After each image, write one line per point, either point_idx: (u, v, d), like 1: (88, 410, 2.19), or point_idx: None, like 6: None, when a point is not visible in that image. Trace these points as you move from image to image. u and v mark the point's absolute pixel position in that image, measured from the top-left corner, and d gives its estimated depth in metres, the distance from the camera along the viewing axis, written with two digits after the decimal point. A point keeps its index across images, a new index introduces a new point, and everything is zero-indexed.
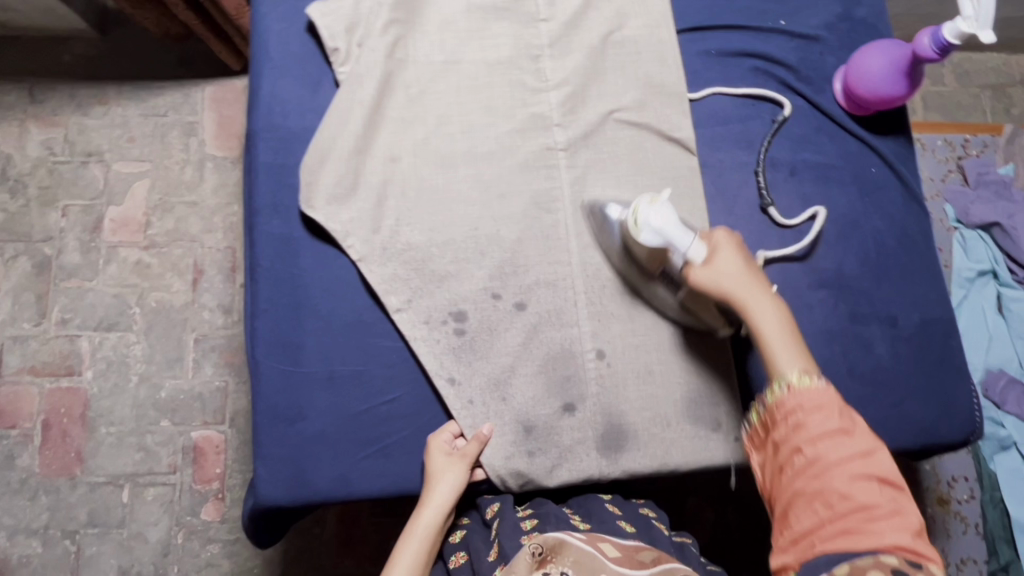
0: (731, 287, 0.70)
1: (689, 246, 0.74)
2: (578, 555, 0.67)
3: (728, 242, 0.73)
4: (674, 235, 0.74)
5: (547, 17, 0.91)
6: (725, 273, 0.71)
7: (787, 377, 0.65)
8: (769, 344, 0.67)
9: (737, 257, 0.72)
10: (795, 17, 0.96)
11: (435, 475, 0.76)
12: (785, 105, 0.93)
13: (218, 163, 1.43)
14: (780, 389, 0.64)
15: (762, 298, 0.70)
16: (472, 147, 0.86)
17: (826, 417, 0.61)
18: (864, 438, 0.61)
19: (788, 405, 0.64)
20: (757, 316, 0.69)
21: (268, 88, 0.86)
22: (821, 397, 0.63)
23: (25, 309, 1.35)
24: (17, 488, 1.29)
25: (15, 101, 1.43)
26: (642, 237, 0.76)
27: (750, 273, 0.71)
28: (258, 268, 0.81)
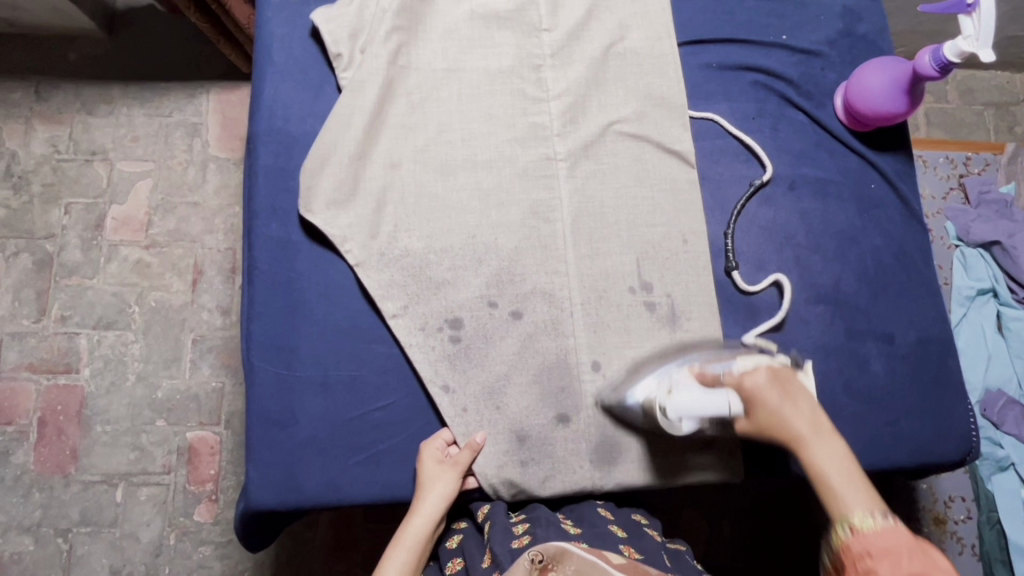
0: (780, 430, 0.66)
1: (727, 407, 0.71)
2: (581, 565, 0.65)
3: (762, 384, 0.69)
4: (708, 409, 0.71)
5: (550, 27, 0.91)
6: (768, 424, 0.67)
7: (848, 518, 0.58)
8: (830, 488, 0.61)
9: (776, 401, 0.67)
10: (797, 32, 0.97)
11: (426, 483, 0.75)
12: (768, 170, 0.90)
13: (221, 165, 1.44)
14: (844, 533, 0.58)
15: (813, 433, 0.65)
16: (471, 155, 0.86)
17: (901, 565, 0.54)
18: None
19: (854, 550, 0.56)
20: (815, 454, 0.63)
21: (270, 92, 0.86)
22: (892, 540, 0.55)
23: (25, 306, 1.35)
24: (11, 485, 1.28)
25: (21, 99, 1.44)
26: (682, 426, 0.73)
27: (794, 412, 0.66)
28: (255, 270, 0.81)
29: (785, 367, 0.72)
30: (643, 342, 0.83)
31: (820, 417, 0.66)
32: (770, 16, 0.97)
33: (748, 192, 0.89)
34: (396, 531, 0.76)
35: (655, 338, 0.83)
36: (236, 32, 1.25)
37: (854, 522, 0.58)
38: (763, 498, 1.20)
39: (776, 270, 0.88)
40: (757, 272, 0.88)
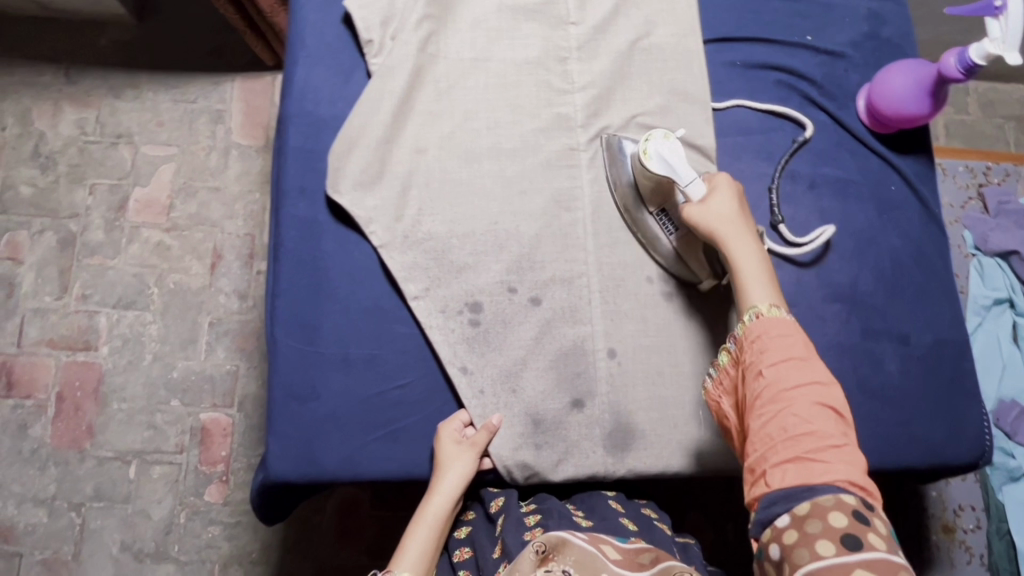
0: (718, 225, 0.74)
1: (690, 180, 0.77)
2: (580, 556, 0.65)
3: (725, 186, 0.77)
4: (680, 166, 0.78)
5: (576, 21, 0.93)
6: (712, 209, 0.75)
7: (756, 307, 0.68)
8: (745, 278, 0.71)
9: (729, 207, 0.75)
10: (821, 33, 0.97)
11: (444, 463, 0.77)
12: (808, 126, 0.93)
13: (243, 152, 1.46)
14: (749, 317, 0.68)
15: (746, 240, 0.73)
16: (496, 143, 0.87)
17: (790, 349, 0.65)
18: (821, 369, 0.64)
19: (753, 333, 0.67)
20: (736, 254, 0.72)
21: (302, 76, 0.88)
22: (787, 328, 0.66)
23: (47, 283, 1.38)
24: (28, 458, 1.31)
25: (51, 81, 1.48)
26: (649, 164, 0.79)
27: (739, 217, 0.75)
28: (282, 248, 0.83)
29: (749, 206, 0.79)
30: (659, 332, 0.84)
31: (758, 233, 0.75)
32: (795, 17, 0.97)
33: (772, 186, 0.90)
34: (416, 509, 0.77)
35: (671, 329, 0.84)
36: (257, 20, 1.27)
37: (760, 309, 0.68)
38: None
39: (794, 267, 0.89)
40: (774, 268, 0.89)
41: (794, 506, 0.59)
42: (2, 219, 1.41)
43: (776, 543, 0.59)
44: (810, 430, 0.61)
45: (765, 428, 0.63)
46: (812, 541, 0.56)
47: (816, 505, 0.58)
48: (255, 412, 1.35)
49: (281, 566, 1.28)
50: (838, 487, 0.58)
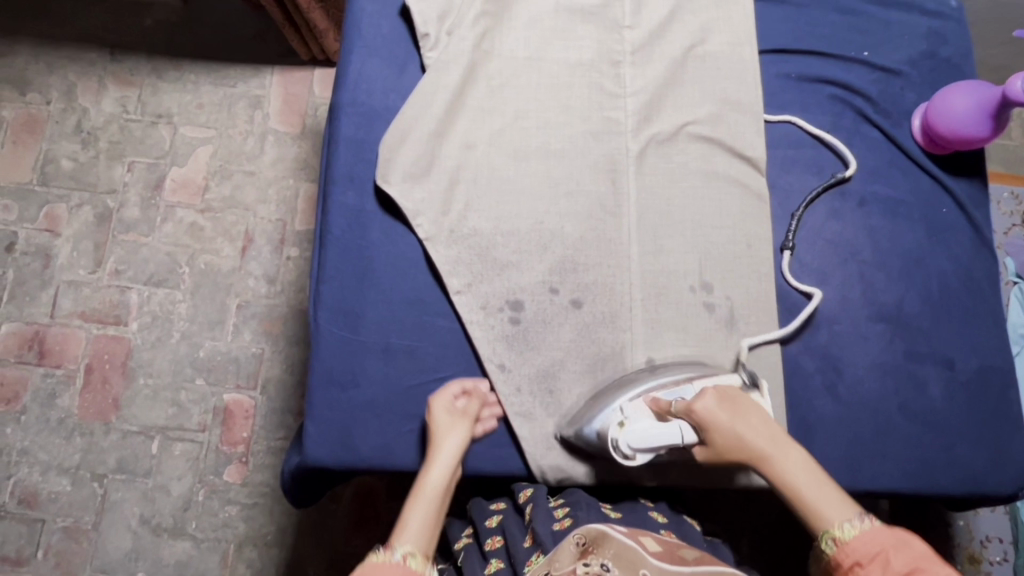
0: (744, 450, 0.70)
1: (681, 435, 0.72)
2: (619, 549, 0.66)
3: (716, 410, 0.71)
4: (659, 440, 0.72)
5: (631, 25, 0.92)
6: (728, 448, 0.71)
7: (830, 531, 0.64)
8: (810, 501, 0.67)
9: (731, 422, 0.71)
10: (878, 49, 0.96)
11: (439, 434, 0.74)
12: (851, 164, 0.91)
13: (280, 138, 1.48)
14: (829, 547, 0.63)
15: (778, 452, 0.70)
16: (545, 143, 0.87)
17: (887, 565, 0.59)
18: (937, 573, 0.58)
19: (844, 563, 0.62)
20: (782, 470, 0.69)
21: (356, 66, 0.88)
22: (872, 543, 0.61)
23: (83, 256, 1.41)
24: (55, 426, 1.33)
25: (97, 58, 1.50)
26: (637, 459, 0.73)
27: (751, 433, 0.71)
28: (329, 235, 0.84)
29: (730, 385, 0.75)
30: (701, 342, 0.83)
31: (772, 430, 0.71)
32: (852, 31, 0.96)
33: (807, 198, 0.90)
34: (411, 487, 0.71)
35: (712, 340, 0.83)
36: (293, 14, 1.28)
37: (836, 532, 0.64)
38: (787, 516, 1.20)
39: (839, 284, 0.88)
40: (819, 284, 0.88)
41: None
42: (42, 191, 1.43)
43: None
44: None
45: None
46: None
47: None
48: (278, 396, 1.36)
49: (296, 550, 1.29)
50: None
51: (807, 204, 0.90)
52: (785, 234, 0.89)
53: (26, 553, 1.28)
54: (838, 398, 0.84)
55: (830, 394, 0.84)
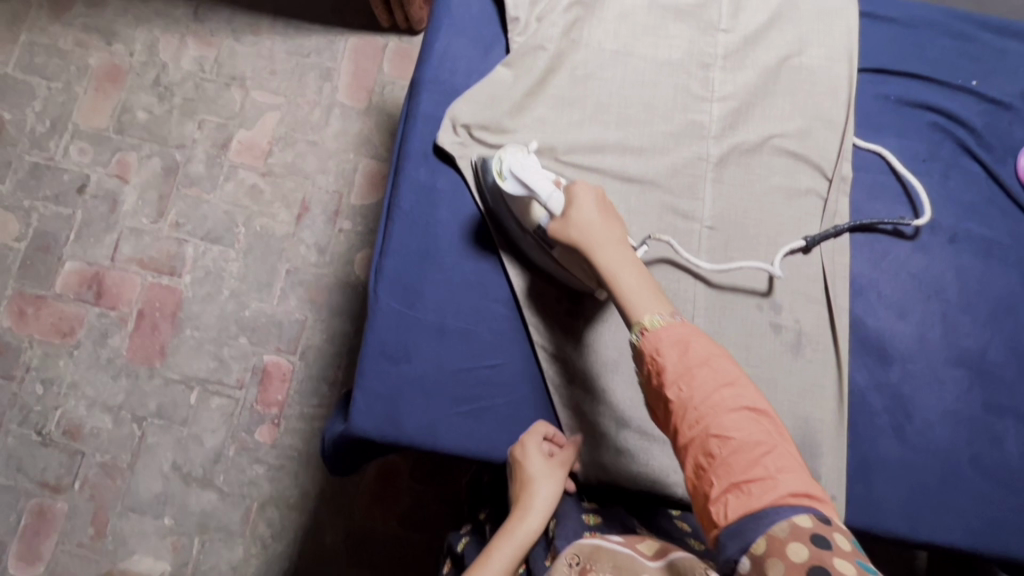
0: (588, 236, 0.69)
1: (548, 198, 0.71)
2: (616, 560, 0.68)
3: (584, 195, 0.71)
4: (534, 180, 0.72)
5: (727, 28, 0.89)
6: (575, 226, 0.70)
7: (640, 322, 0.64)
8: (626, 293, 0.66)
9: (586, 209, 0.70)
10: (988, 79, 0.91)
11: (536, 480, 0.73)
12: (924, 209, 0.86)
13: (345, 111, 1.49)
14: (636, 334, 0.63)
15: (619, 251, 0.69)
16: (624, 139, 0.85)
17: (686, 351, 0.60)
18: (727, 368, 0.60)
19: (647, 351, 0.62)
20: (616, 268, 0.68)
21: (442, 43, 0.88)
22: (674, 331, 0.62)
23: (147, 205, 1.45)
24: (103, 365, 1.38)
25: (181, 16, 1.54)
26: (506, 185, 0.74)
27: (602, 227, 0.70)
28: (397, 208, 0.83)
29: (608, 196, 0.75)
30: (762, 362, 0.80)
31: (622, 237, 0.71)
32: (961, 58, 0.91)
33: (866, 220, 0.85)
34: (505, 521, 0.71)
35: (775, 362, 0.80)
36: None
37: (645, 323, 0.63)
38: None
39: (918, 321, 0.84)
40: (897, 319, 0.83)
41: (749, 545, 0.52)
42: (116, 138, 1.48)
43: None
44: (734, 446, 0.56)
45: (694, 459, 0.57)
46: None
47: (773, 540, 0.51)
48: (317, 364, 1.38)
49: (316, 519, 1.32)
50: (788, 506, 0.52)
51: (858, 227, 0.85)
52: (824, 229, 0.84)
53: (64, 483, 1.33)
54: (906, 441, 0.80)
55: (897, 435, 0.80)
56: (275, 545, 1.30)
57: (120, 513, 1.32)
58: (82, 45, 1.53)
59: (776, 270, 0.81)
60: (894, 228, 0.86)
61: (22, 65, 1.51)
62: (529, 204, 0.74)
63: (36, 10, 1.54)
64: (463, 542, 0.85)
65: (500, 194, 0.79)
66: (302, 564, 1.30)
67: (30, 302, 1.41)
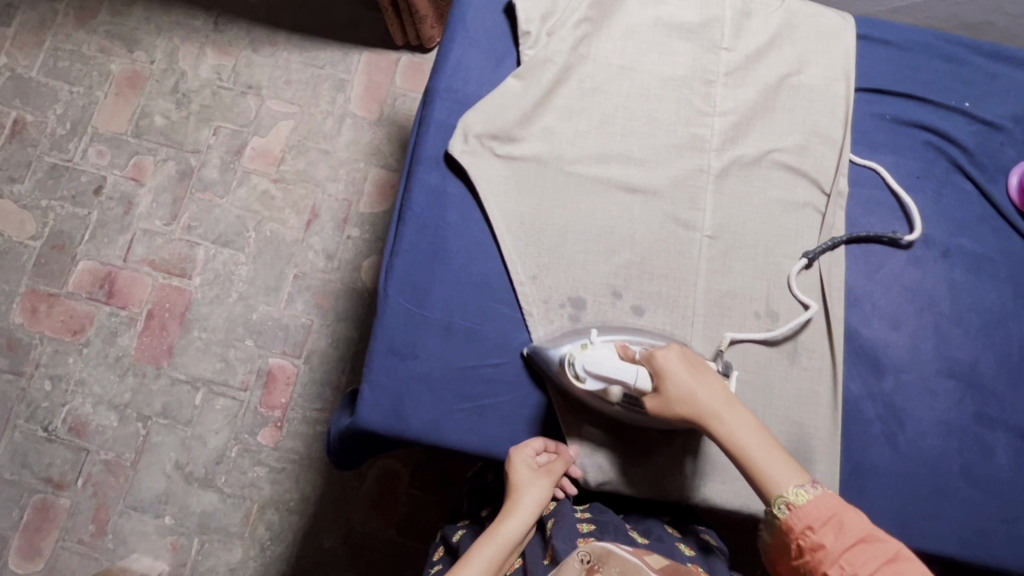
0: (701, 407, 0.71)
1: (635, 378, 0.72)
2: (625, 567, 0.69)
3: (672, 363, 0.72)
4: (613, 369, 0.72)
5: (729, 46, 0.93)
6: (678, 402, 0.71)
7: (783, 497, 0.66)
8: (759, 464, 0.69)
9: (686, 379, 0.72)
10: (980, 101, 0.94)
11: (522, 487, 0.77)
12: (917, 225, 0.88)
13: (357, 122, 1.54)
14: (783, 511, 0.66)
15: (731, 417, 0.71)
16: (627, 150, 0.88)
17: (839, 530, 0.63)
18: (882, 543, 0.63)
19: (797, 529, 0.65)
20: (736, 434, 0.70)
21: (457, 55, 0.92)
22: (822, 510, 0.65)
23: (161, 208, 1.49)
24: (112, 363, 1.40)
25: (201, 26, 1.60)
26: (585, 383, 0.74)
27: (711, 394, 0.72)
28: (408, 211, 0.86)
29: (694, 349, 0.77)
30: (759, 368, 0.82)
31: (728, 395, 0.73)
32: (954, 80, 0.95)
33: (862, 233, 0.88)
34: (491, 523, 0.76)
35: (772, 369, 0.82)
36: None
37: (790, 498, 0.66)
38: None
39: (911, 331, 0.86)
40: (890, 329, 0.86)
41: None
42: (134, 142, 1.52)
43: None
44: None
45: None
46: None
47: None
48: (322, 367, 1.40)
49: (315, 522, 1.33)
50: None
51: (854, 239, 0.87)
52: (820, 244, 0.86)
53: (68, 479, 1.35)
54: (898, 449, 0.82)
55: (889, 442, 0.82)
56: (273, 547, 1.32)
57: (122, 510, 1.33)
58: (105, 52, 1.58)
59: (812, 309, 0.83)
60: (890, 239, 0.88)
61: (46, 69, 1.57)
62: (608, 390, 0.75)
63: (63, 17, 1.60)
64: (458, 534, 0.87)
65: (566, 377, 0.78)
66: (299, 566, 1.31)
67: (43, 300, 1.44)
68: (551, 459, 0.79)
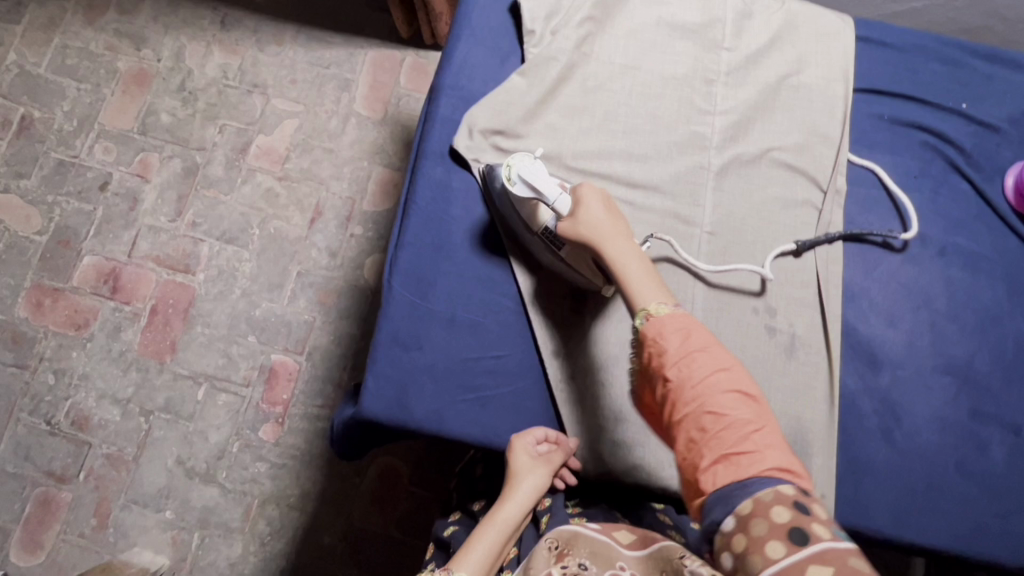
0: (595, 232, 0.72)
1: (555, 199, 0.75)
2: (593, 547, 0.73)
3: (591, 198, 0.74)
4: (542, 184, 0.76)
5: (729, 47, 0.94)
6: (585, 221, 0.72)
7: (645, 308, 0.66)
8: (632, 282, 0.68)
9: (595, 205, 0.73)
10: (978, 103, 0.96)
11: (521, 474, 0.77)
12: (912, 225, 0.90)
13: (361, 121, 1.55)
14: (641, 318, 0.65)
15: (622, 244, 0.71)
16: (629, 147, 0.89)
17: (688, 337, 0.63)
18: (723, 355, 0.63)
19: (649, 334, 0.64)
20: (618, 258, 0.70)
21: (462, 52, 0.93)
22: (677, 319, 0.64)
23: (166, 205, 1.50)
24: (115, 358, 1.42)
25: (208, 25, 1.61)
26: (515, 189, 0.78)
27: (607, 222, 0.72)
28: (413, 205, 0.88)
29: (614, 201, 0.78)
30: (758, 362, 0.83)
31: (629, 231, 0.73)
32: (953, 82, 0.96)
33: (858, 231, 0.89)
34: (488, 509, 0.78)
35: (771, 363, 0.83)
36: None
37: (650, 309, 0.65)
38: None
39: (907, 328, 0.87)
40: (887, 326, 0.87)
41: (735, 508, 0.55)
42: (140, 139, 1.54)
43: (729, 553, 0.54)
44: (726, 421, 0.59)
45: (687, 434, 0.60)
46: (762, 546, 0.52)
47: (758, 503, 0.54)
48: (323, 364, 1.41)
49: (315, 518, 1.34)
50: (773, 478, 0.56)
51: (851, 237, 0.89)
52: (816, 236, 0.88)
53: (70, 472, 1.36)
54: (894, 444, 0.83)
55: (886, 438, 0.83)
56: (273, 542, 1.33)
57: (123, 504, 1.34)
58: (113, 50, 1.60)
59: (767, 271, 0.84)
60: (884, 240, 0.90)
61: (54, 67, 1.58)
62: (536, 208, 0.80)
63: (71, 15, 1.62)
64: (450, 530, 0.88)
65: (507, 196, 0.83)
66: (299, 561, 1.32)
67: (47, 295, 1.45)
68: (547, 447, 0.80)
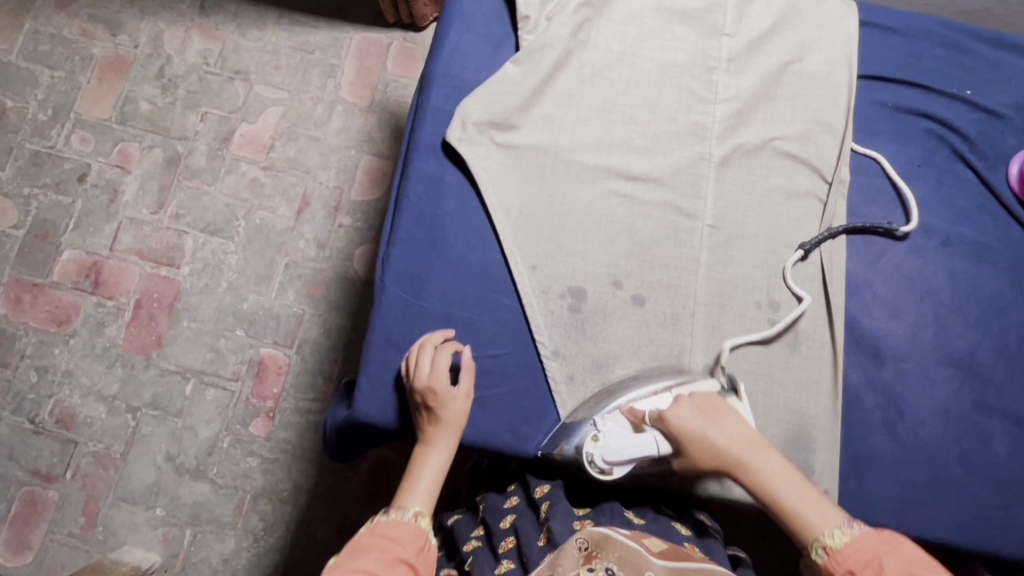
0: (722, 456, 0.73)
1: (657, 447, 0.75)
2: (624, 552, 0.68)
3: (687, 417, 0.74)
4: (636, 451, 0.76)
5: (731, 32, 0.91)
6: (702, 456, 0.73)
7: (820, 539, 0.67)
8: (790, 507, 0.70)
9: (700, 429, 0.74)
10: (982, 90, 0.94)
11: (448, 412, 0.76)
12: (914, 216, 0.88)
13: (348, 108, 1.51)
14: (820, 555, 0.66)
15: (756, 458, 0.72)
16: (629, 138, 0.87)
17: (881, 570, 0.63)
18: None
19: (838, 572, 0.65)
20: (757, 477, 0.72)
21: (454, 40, 0.90)
22: (858, 550, 0.64)
23: (147, 196, 1.45)
24: (99, 354, 1.38)
25: (186, 9, 1.55)
26: (615, 472, 0.77)
27: (727, 438, 0.73)
28: (406, 199, 0.85)
29: (716, 395, 0.78)
30: (759, 358, 0.81)
31: (748, 435, 0.74)
32: (956, 68, 0.94)
33: (862, 223, 0.87)
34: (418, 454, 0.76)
35: (773, 359, 0.81)
36: None
37: (827, 541, 0.66)
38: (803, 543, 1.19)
39: (911, 321, 0.86)
40: (891, 318, 0.86)
41: None
42: (118, 129, 1.48)
43: None
44: None
45: None
46: None
47: None
48: (313, 358, 1.38)
49: (309, 513, 1.32)
50: None
51: (854, 230, 0.87)
52: (817, 233, 0.86)
53: (57, 471, 1.33)
54: (897, 437, 0.82)
55: (889, 431, 0.82)
56: (267, 537, 1.31)
57: (112, 502, 1.32)
58: (87, 36, 1.53)
59: (804, 301, 0.83)
60: (885, 230, 0.88)
61: (26, 53, 1.52)
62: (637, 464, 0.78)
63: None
64: (454, 518, 0.86)
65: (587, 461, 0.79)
66: (294, 557, 1.30)
67: (26, 290, 1.41)
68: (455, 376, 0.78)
